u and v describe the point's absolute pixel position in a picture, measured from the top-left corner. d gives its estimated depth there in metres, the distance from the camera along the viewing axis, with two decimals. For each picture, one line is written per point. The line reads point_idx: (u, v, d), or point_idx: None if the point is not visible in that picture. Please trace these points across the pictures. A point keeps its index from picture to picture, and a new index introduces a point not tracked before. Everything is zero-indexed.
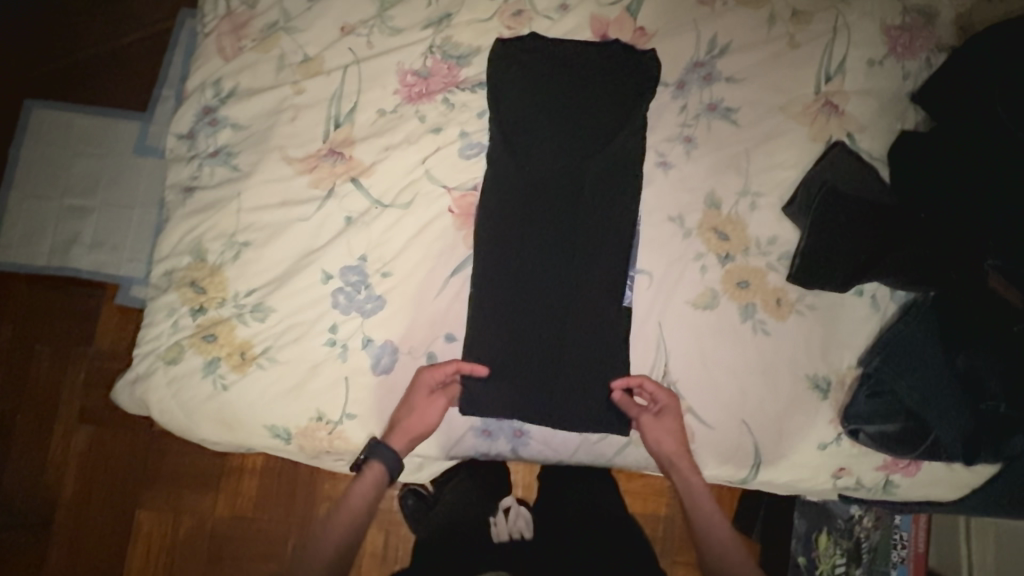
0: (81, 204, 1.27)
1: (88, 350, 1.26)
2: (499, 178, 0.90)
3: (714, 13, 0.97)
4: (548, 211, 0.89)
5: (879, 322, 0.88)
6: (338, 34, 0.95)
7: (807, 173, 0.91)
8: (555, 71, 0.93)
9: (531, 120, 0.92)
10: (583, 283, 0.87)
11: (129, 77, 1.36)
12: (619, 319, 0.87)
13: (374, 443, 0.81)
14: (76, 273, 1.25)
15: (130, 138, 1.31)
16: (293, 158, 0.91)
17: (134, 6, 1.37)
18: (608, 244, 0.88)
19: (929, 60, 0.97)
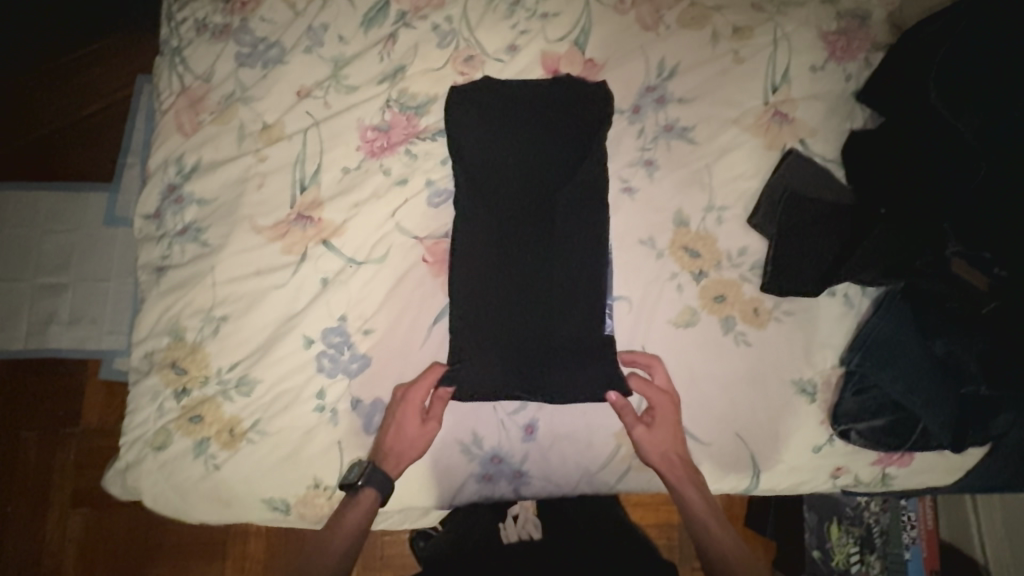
0: (56, 280, 1.25)
1: (76, 430, 1.23)
2: (467, 221, 0.90)
3: (660, 37, 0.99)
4: (518, 247, 0.89)
5: (854, 319, 0.90)
6: (295, 98, 0.96)
7: (767, 182, 0.94)
8: (511, 108, 0.94)
9: (492, 157, 0.92)
10: (563, 316, 0.87)
11: (93, 150, 1.36)
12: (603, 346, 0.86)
13: (368, 468, 0.81)
14: (57, 353, 1.23)
15: (98, 210, 1.30)
16: (262, 227, 0.91)
17: (90, 77, 1.36)
18: (583, 274, 0.88)
19: (869, 60, 1.00)
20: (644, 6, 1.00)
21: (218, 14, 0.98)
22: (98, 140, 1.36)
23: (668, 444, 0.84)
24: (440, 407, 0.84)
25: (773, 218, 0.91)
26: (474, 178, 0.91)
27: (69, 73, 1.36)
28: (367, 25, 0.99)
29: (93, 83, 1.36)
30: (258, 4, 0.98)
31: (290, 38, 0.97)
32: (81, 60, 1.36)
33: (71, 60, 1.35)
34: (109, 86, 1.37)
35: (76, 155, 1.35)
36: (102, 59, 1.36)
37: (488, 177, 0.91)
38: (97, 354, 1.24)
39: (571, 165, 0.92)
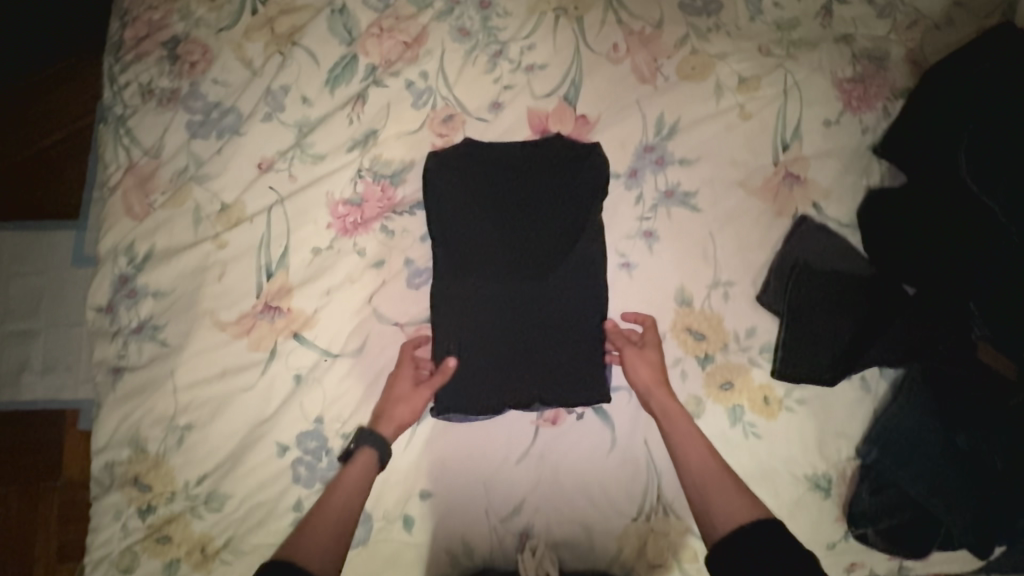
0: (24, 328, 1.15)
1: (57, 483, 1.14)
2: (454, 309, 0.82)
3: (659, 90, 0.90)
4: (516, 337, 0.82)
5: (872, 404, 0.83)
6: (256, 171, 0.87)
7: (778, 254, 0.86)
8: (496, 178, 0.85)
9: (481, 237, 0.84)
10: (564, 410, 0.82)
11: (55, 185, 1.24)
12: (603, 441, 0.83)
13: (362, 429, 0.76)
14: (32, 405, 1.14)
15: (64, 251, 1.19)
16: (225, 322, 0.83)
17: (44, 109, 1.25)
18: (581, 366, 0.82)
19: (888, 109, 0.91)
20: (640, 55, 0.91)
21: (165, 77, 0.88)
22: (59, 175, 1.25)
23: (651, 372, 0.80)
24: (440, 378, 0.80)
25: (785, 296, 0.84)
26: (461, 263, 0.83)
27: (23, 108, 1.25)
28: (332, 82, 0.89)
29: (49, 115, 1.25)
30: (209, 63, 0.89)
31: (248, 102, 0.88)
32: (36, 91, 1.25)
33: (24, 92, 1.25)
34: (67, 117, 1.26)
35: (36, 193, 1.23)
36: (57, 88, 1.26)
37: (478, 259, 0.83)
38: (73, 404, 1.14)
39: (564, 244, 0.84)
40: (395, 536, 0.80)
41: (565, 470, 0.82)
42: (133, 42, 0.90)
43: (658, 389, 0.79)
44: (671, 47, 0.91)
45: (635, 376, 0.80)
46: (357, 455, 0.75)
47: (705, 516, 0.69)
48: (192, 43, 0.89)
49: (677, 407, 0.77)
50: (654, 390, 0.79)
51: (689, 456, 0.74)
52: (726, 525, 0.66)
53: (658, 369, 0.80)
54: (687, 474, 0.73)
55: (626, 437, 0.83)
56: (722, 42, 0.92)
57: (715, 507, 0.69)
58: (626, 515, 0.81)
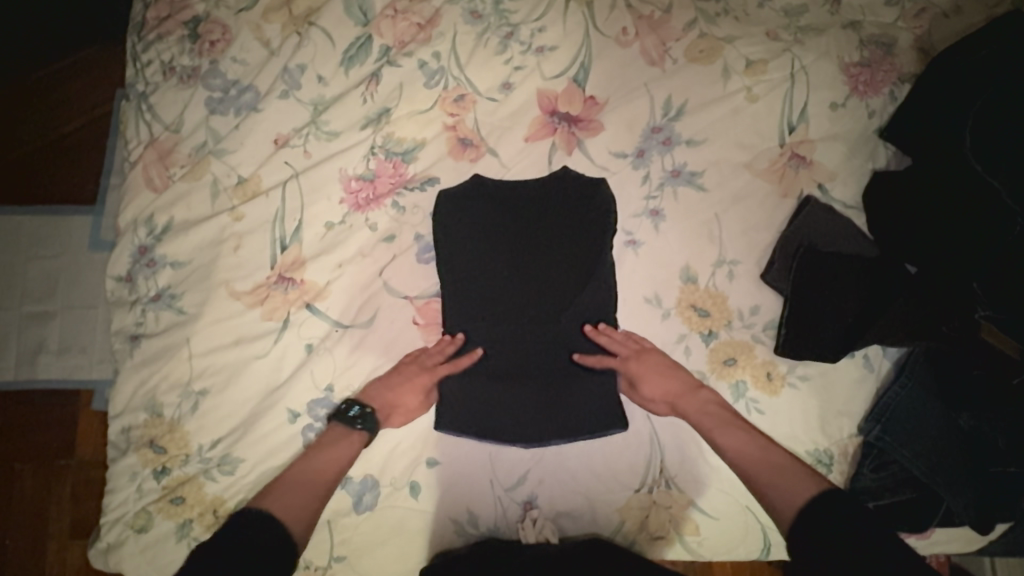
0: (43, 308, 1.18)
1: (70, 462, 1.16)
2: (465, 331, 0.84)
3: (666, 73, 0.92)
4: (527, 388, 0.84)
5: (875, 382, 0.84)
6: (272, 147, 0.89)
7: (783, 234, 0.87)
8: (505, 233, 0.87)
9: (492, 276, 0.86)
10: (568, 407, 0.83)
11: (75, 170, 1.28)
12: (611, 419, 0.81)
13: (367, 411, 0.77)
14: (48, 383, 1.17)
15: (83, 233, 1.22)
16: (240, 292, 0.85)
17: (68, 93, 1.29)
18: (591, 397, 0.82)
19: (894, 94, 0.93)
20: (649, 39, 0.92)
21: (186, 56, 0.91)
22: (80, 160, 1.28)
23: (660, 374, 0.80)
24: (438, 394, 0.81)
25: (789, 275, 0.85)
26: (473, 301, 0.85)
27: (47, 92, 1.29)
28: (348, 62, 0.91)
29: (71, 102, 1.29)
30: (229, 43, 0.91)
31: (265, 81, 0.90)
32: (59, 77, 1.29)
33: (48, 78, 1.29)
34: (88, 104, 1.30)
35: (58, 177, 1.27)
36: (80, 75, 1.30)
37: (490, 311, 0.85)
38: (88, 384, 1.17)
39: (581, 288, 0.85)
40: (401, 503, 0.81)
41: (570, 447, 0.83)
42: (156, 22, 0.93)
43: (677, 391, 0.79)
44: (680, 31, 0.93)
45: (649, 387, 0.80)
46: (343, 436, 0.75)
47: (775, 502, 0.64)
48: (212, 23, 0.92)
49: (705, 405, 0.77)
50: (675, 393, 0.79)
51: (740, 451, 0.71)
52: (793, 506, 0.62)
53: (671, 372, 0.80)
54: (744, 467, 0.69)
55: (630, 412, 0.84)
56: (730, 26, 0.93)
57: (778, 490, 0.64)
58: (629, 487, 0.82)
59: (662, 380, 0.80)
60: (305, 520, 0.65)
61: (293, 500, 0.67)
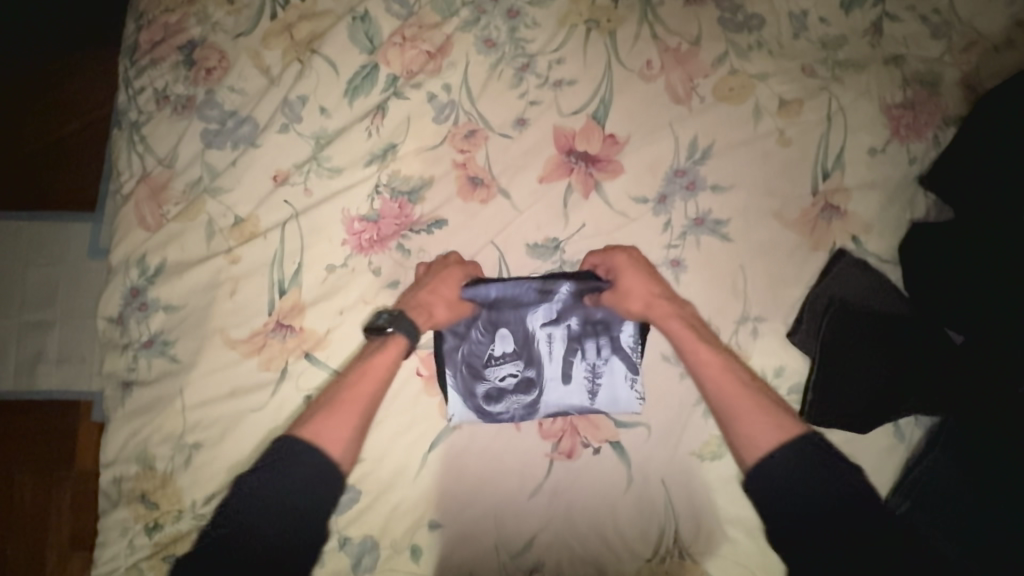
0: (39, 321, 1.14)
1: (69, 473, 1.13)
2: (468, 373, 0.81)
3: (693, 112, 0.85)
4: (535, 464, 0.80)
5: (904, 451, 0.80)
6: (271, 184, 0.84)
7: (811, 291, 0.82)
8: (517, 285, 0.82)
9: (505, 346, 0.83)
10: (577, 491, 0.79)
11: (70, 176, 1.23)
12: (620, 499, 0.79)
13: (398, 314, 0.76)
14: (47, 394, 1.13)
15: (81, 241, 1.18)
16: (236, 340, 0.81)
17: (65, 98, 1.25)
18: (602, 485, 0.79)
19: (938, 138, 0.86)
20: (675, 73, 0.86)
21: (180, 84, 0.86)
22: (77, 165, 1.24)
23: (648, 290, 0.78)
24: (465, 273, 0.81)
25: (818, 337, 0.80)
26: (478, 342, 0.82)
27: (42, 97, 1.25)
28: (352, 93, 0.85)
29: (67, 104, 1.24)
30: (226, 70, 0.86)
31: (264, 112, 0.85)
32: (54, 78, 1.25)
33: (45, 82, 1.25)
34: (85, 106, 1.25)
35: (52, 181, 1.22)
36: (77, 75, 1.26)
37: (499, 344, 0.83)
38: (86, 396, 1.13)
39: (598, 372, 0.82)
40: (402, 566, 0.78)
41: (578, 511, 0.79)
42: (149, 46, 0.87)
43: (657, 307, 0.77)
44: (709, 66, 0.86)
45: (630, 291, 0.78)
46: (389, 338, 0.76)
47: (744, 437, 0.66)
48: (209, 48, 0.86)
49: (677, 327, 0.76)
50: (654, 309, 0.77)
51: (720, 387, 0.71)
52: (763, 439, 0.64)
53: (648, 285, 0.78)
54: (714, 399, 0.71)
55: (643, 474, 0.79)
56: (763, 62, 0.87)
57: (749, 424, 0.66)
58: (640, 557, 0.78)
59: (644, 289, 0.78)
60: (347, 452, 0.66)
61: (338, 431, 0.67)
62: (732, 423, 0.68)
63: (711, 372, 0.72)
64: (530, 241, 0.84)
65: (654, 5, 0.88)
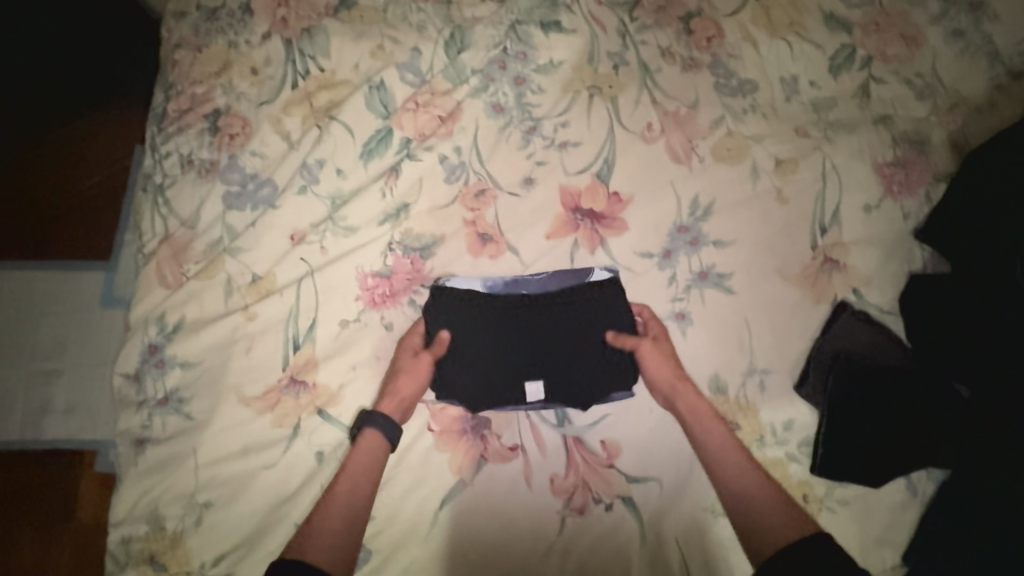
0: (49, 371, 1.15)
1: (69, 527, 1.11)
2: (505, 368, 0.82)
3: (693, 171, 0.89)
4: (547, 522, 0.79)
5: (919, 507, 0.79)
6: (288, 243, 0.87)
7: (817, 342, 0.83)
8: (542, 275, 0.85)
9: (519, 333, 0.82)
10: (590, 550, 0.78)
11: (90, 228, 1.28)
12: (634, 559, 0.77)
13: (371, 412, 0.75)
14: (52, 445, 1.13)
15: (94, 290, 1.20)
16: (250, 398, 0.82)
17: (89, 153, 1.31)
18: (615, 543, 0.78)
19: (930, 194, 0.89)
20: (675, 135, 0.91)
21: (205, 149, 0.90)
22: (96, 216, 1.29)
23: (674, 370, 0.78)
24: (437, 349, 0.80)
25: (825, 390, 0.81)
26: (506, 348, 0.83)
27: (67, 153, 1.31)
28: (367, 156, 0.90)
29: (91, 159, 1.31)
30: (248, 137, 0.90)
31: (283, 175, 0.89)
32: (80, 134, 1.32)
33: (72, 139, 1.32)
34: (108, 160, 1.32)
35: (72, 233, 1.27)
36: (102, 131, 1.33)
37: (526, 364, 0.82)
38: (91, 446, 1.12)
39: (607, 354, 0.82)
40: None
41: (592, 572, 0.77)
42: (176, 114, 0.92)
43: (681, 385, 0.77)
44: (706, 128, 0.91)
45: (656, 376, 0.78)
46: (362, 437, 0.74)
47: (755, 530, 0.66)
48: (233, 116, 0.91)
49: (704, 405, 0.76)
50: (677, 387, 0.77)
51: (726, 465, 0.71)
52: (774, 537, 0.64)
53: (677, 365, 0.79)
54: (725, 481, 0.71)
55: (656, 532, 0.79)
56: (757, 124, 0.92)
57: (761, 519, 0.66)
58: None
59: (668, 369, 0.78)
60: (335, 563, 0.64)
61: (322, 544, 0.65)
62: (745, 512, 0.68)
63: (721, 443, 0.73)
64: None
65: (653, 72, 0.94)
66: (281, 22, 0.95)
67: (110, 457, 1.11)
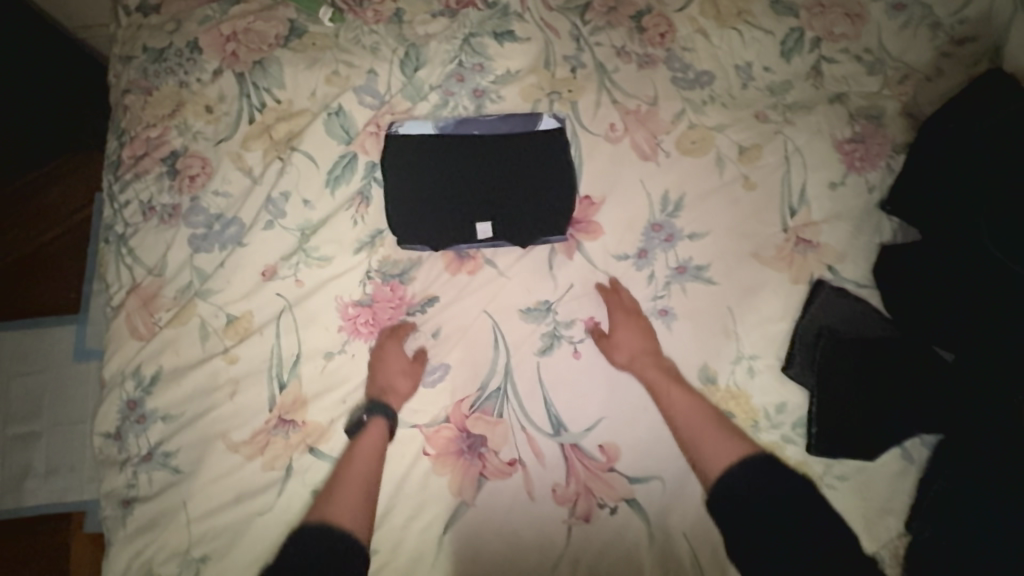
0: (26, 434, 1.11)
1: None
2: (482, 318, 0.86)
3: (660, 166, 0.90)
4: (554, 533, 0.78)
5: (916, 475, 0.80)
6: (260, 280, 0.85)
7: (800, 323, 0.84)
8: (489, 128, 0.90)
9: (472, 185, 0.88)
10: (599, 556, 0.77)
11: (54, 281, 1.24)
12: (644, 561, 0.77)
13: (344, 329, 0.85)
14: (36, 510, 1.08)
15: (67, 345, 1.16)
16: (238, 443, 0.79)
17: (49, 206, 1.28)
18: (623, 546, 0.78)
19: (891, 165, 0.91)
20: (639, 132, 0.91)
21: (165, 193, 0.88)
22: (59, 269, 1.24)
23: (641, 346, 0.82)
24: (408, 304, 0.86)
25: (812, 367, 0.82)
26: (492, 322, 0.86)
27: (25, 209, 1.27)
28: (333, 183, 0.89)
29: (51, 212, 1.28)
30: (209, 176, 0.88)
31: (249, 212, 0.87)
32: (37, 187, 1.28)
33: (28, 193, 1.28)
34: (68, 210, 1.28)
35: (36, 290, 1.22)
36: (59, 182, 1.29)
37: (513, 361, 0.84)
38: (79, 507, 1.08)
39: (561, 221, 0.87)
40: None
41: None
42: (132, 160, 0.90)
43: (651, 374, 0.80)
44: (668, 122, 0.92)
45: (625, 345, 0.82)
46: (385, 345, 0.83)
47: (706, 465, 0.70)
48: (192, 156, 0.89)
49: (678, 397, 0.78)
50: (650, 378, 0.80)
51: (680, 418, 0.76)
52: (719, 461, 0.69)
53: (641, 346, 0.82)
54: (680, 421, 0.76)
55: (663, 531, 0.79)
56: (718, 113, 0.93)
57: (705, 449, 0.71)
58: None
59: (637, 346, 0.82)
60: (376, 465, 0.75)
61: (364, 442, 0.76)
62: (693, 447, 0.72)
63: (677, 402, 0.77)
64: (522, 306, 0.86)
65: (610, 72, 0.94)
66: (232, 57, 0.93)
67: (99, 516, 1.07)
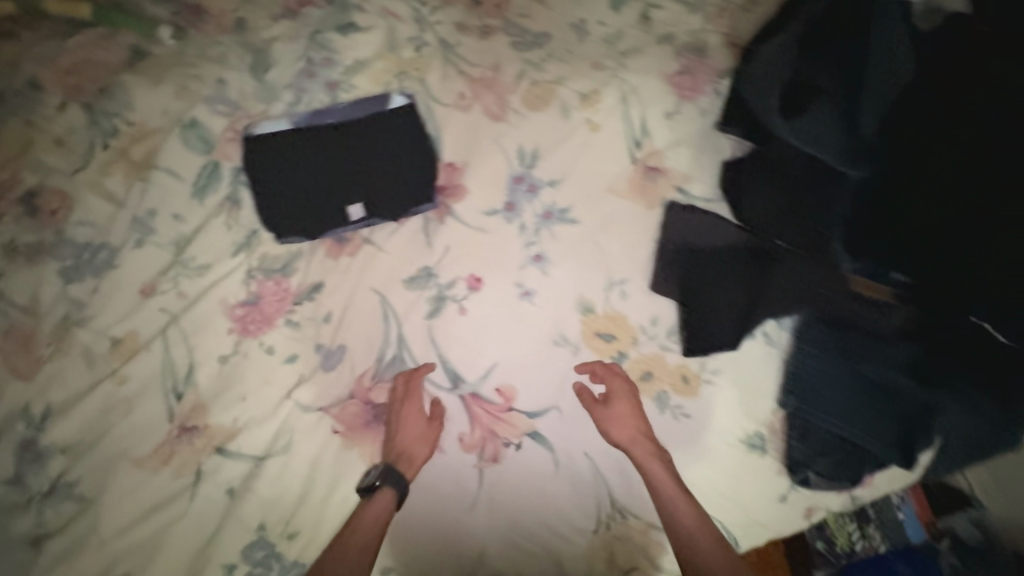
0: None
1: None
2: (369, 292, 0.89)
3: (512, 124, 0.96)
4: (468, 480, 0.83)
5: (780, 356, 0.88)
6: (139, 298, 0.86)
7: (658, 243, 0.92)
8: (342, 116, 0.95)
9: (336, 171, 0.92)
10: (512, 491, 0.82)
11: None
12: (555, 486, 0.83)
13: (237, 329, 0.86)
14: None
15: None
16: (143, 459, 0.80)
17: None
18: (534, 477, 0.83)
19: (718, 90, 1.00)
20: (487, 97, 0.97)
21: (25, 231, 0.87)
22: None
23: (636, 427, 0.82)
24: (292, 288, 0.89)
25: (674, 281, 0.90)
26: (377, 295, 0.88)
27: None
28: (200, 193, 0.90)
29: None
30: (71, 207, 0.88)
31: (118, 235, 0.88)
32: None
33: None
34: None
35: None
36: None
37: (404, 328, 0.88)
38: None
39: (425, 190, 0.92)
40: None
41: (519, 509, 0.82)
42: None
43: (637, 448, 0.81)
44: (513, 84, 0.98)
45: (618, 437, 0.82)
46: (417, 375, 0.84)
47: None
48: (49, 191, 0.89)
49: (664, 474, 0.79)
50: (635, 448, 0.81)
51: (679, 519, 0.76)
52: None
53: (633, 419, 0.82)
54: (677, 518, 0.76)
55: (567, 455, 0.84)
56: (557, 68, 1.00)
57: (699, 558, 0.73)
58: (587, 531, 0.82)
59: (628, 424, 0.82)
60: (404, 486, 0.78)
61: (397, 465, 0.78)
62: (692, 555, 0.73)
63: (675, 496, 0.77)
64: (405, 276, 0.90)
65: (453, 47, 1.00)
66: (75, 88, 0.93)
67: None
